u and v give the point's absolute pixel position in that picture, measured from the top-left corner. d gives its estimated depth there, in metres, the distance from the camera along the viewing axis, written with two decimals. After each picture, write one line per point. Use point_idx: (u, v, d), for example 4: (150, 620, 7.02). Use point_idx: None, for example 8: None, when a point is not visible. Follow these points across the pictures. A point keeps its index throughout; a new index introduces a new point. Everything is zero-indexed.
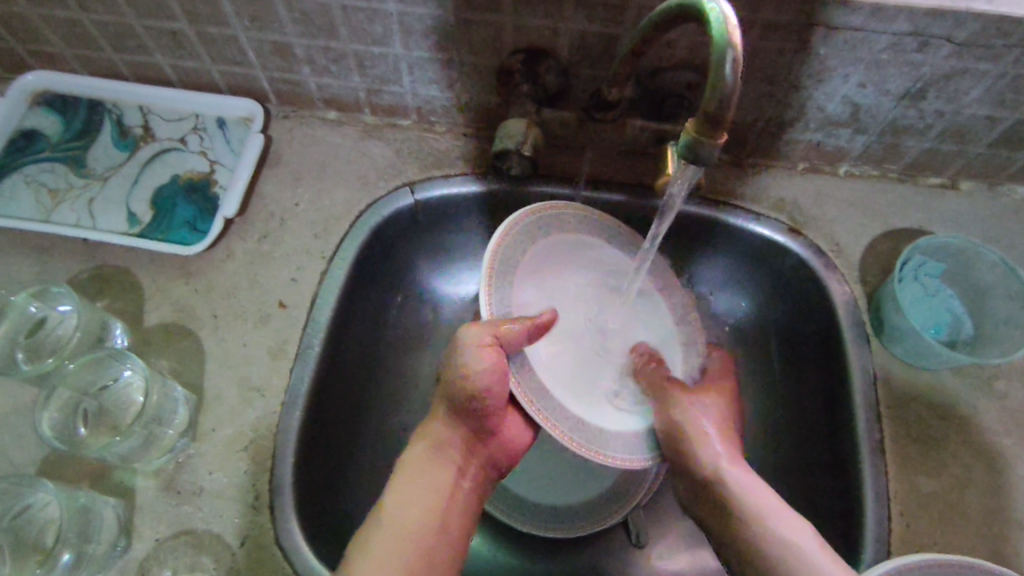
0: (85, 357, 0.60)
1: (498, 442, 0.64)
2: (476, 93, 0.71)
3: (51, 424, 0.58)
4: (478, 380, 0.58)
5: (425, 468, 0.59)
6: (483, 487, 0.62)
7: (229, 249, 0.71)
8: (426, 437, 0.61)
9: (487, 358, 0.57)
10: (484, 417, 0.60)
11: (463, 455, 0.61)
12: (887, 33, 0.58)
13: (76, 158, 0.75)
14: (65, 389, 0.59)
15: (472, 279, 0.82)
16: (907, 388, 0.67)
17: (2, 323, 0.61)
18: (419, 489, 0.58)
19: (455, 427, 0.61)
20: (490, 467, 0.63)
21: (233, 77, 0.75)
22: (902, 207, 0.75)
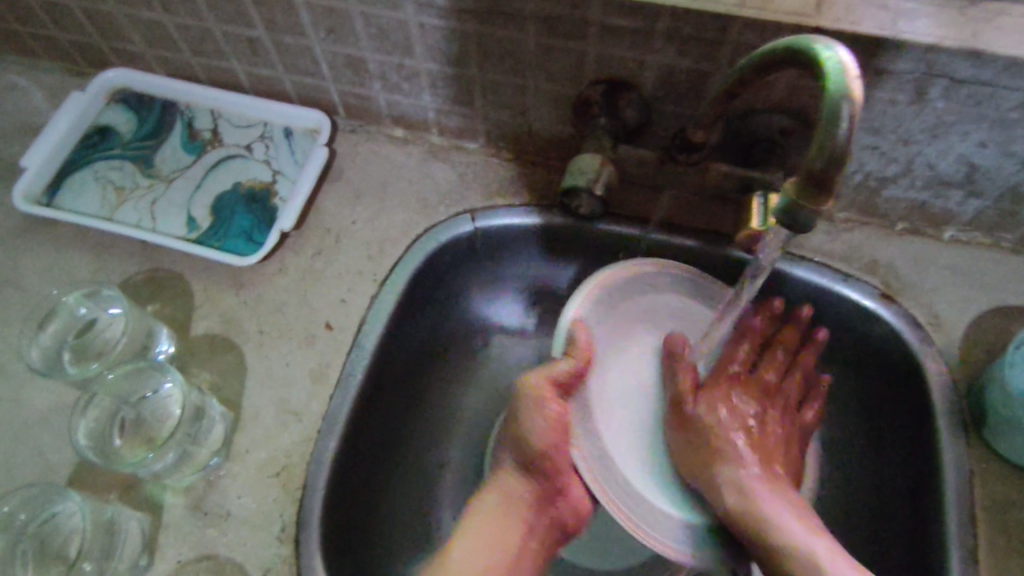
0: (126, 365, 0.60)
1: (569, 504, 0.60)
2: (550, 122, 0.67)
3: (88, 431, 0.58)
4: (548, 439, 0.57)
5: (495, 521, 0.57)
6: (548, 548, 0.59)
7: (282, 263, 0.69)
8: (498, 489, 0.59)
9: (552, 410, 0.57)
10: (553, 475, 0.58)
11: (532, 512, 0.58)
12: (1020, 90, 0.52)
13: (145, 158, 0.75)
14: (106, 396, 0.59)
15: (522, 307, 0.77)
16: (1009, 492, 0.58)
17: (55, 323, 0.63)
18: (487, 545, 0.56)
19: (527, 482, 0.59)
20: (557, 529, 0.60)
21: (304, 88, 0.73)
22: (1014, 282, 0.67)
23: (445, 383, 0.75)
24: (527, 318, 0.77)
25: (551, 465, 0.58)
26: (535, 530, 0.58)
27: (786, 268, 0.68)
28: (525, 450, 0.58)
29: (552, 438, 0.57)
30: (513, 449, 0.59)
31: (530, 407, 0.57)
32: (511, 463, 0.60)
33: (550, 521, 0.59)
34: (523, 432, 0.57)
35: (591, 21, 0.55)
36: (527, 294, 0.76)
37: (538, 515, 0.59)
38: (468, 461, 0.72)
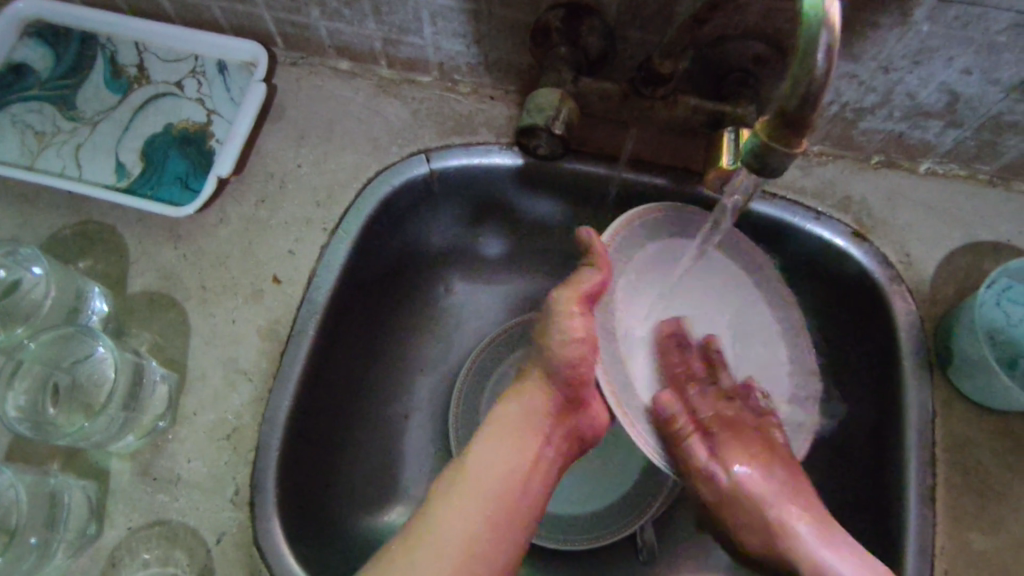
0: (53, 332, 0.55)
1: (587, 416, 0.59)
2: (506, 52, 0.62)
3: (18, 404, 0.54)
4: (575, 349, 0.55)
5: (514, 428, 0.56)
6: (567, 460, 0.59)
7: (222, 212, 0.64)
8: (519, 397, 0.58)
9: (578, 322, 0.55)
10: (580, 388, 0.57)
11: (551, 420, 0.57)
12: (1011, 11, 0.48)
13: (66, 98, 0.68)
14: (34, 364, 0.55)
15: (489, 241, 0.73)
16: (972, 429, 0.58)
17: None
18: (505, 451, 0.55)
19: (549, 392, 0.58)
20: (577, 440, 0.59)
21: (235, 16, 0.66)
22: (989, 216, 0.65)
23: (406, 334, 0.72)
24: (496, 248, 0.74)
25: (579, 378, 0.56)
26: (555, 435, 0.57)
27: (761, 208, 0.65)
28: (553, 358, 0.56)
29: (581, 348, 0.55)
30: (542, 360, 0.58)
31: (562, 320, 0.55)
32: (538, 375, 0.58)
33: (570, 433, 0.58)
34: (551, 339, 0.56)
35: None
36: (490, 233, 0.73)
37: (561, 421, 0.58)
38: (432, 413, 0.71)
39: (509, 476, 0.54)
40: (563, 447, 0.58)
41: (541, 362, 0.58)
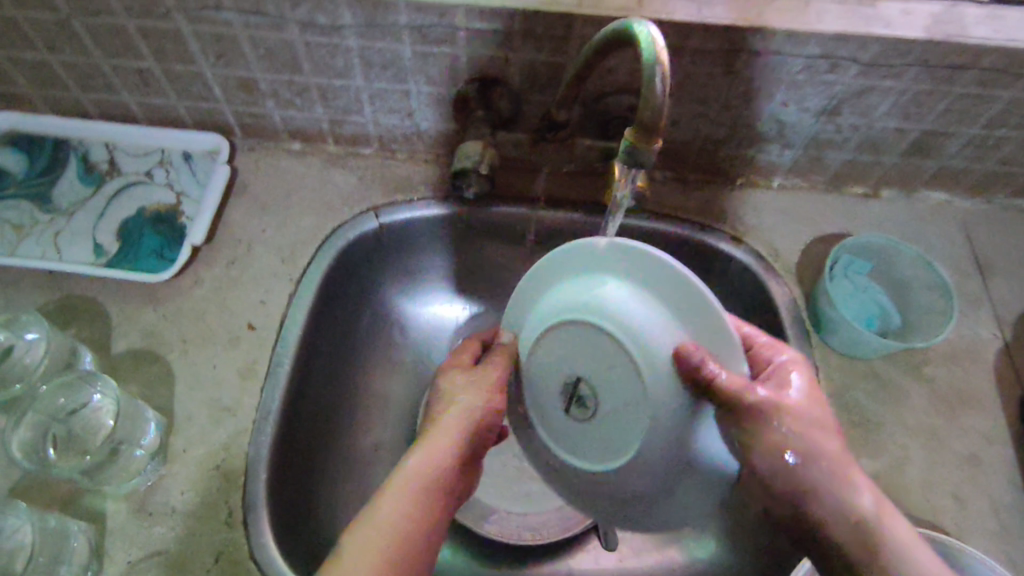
0: (56, 380, 0.61)
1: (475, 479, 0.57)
2: (435, 121, 0.76)
3: (20, 444, 0.59)
4: (483, 400, 0.57)
5: (416, 482, 0.54)
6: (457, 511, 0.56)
7: (197, 275, 0.73)
8: (426, 445, 0.55)
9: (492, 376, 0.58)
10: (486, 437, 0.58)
11: (446, 475, 0.55)
12: (801, 57, 0.65)
13: (42, 195, 0.76)
14: (36, 413, 0.60)
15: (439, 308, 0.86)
16: (847, 378, 0.72)
17: None
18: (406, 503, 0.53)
19: (457, 440, 0.56)
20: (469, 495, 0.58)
21: (199, 113, 0.77)
22: (831, 214, 0.83)
23: (369, 371, 0.81)
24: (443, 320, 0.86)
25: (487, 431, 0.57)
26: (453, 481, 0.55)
27: (652, 227, 0.79)
28: (467, 411, 0.57)
29: (491, 406, 0.57)
30: (454, 405, 0.58)
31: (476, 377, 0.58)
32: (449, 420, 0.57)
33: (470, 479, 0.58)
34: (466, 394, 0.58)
35: (458, 28, 0.64)
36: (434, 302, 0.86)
37: (467, 458, 0.56)
38: (399, 438, 0.80)
39: (401, 529, 0.52)
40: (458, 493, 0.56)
41: (459, 408, 0.57)
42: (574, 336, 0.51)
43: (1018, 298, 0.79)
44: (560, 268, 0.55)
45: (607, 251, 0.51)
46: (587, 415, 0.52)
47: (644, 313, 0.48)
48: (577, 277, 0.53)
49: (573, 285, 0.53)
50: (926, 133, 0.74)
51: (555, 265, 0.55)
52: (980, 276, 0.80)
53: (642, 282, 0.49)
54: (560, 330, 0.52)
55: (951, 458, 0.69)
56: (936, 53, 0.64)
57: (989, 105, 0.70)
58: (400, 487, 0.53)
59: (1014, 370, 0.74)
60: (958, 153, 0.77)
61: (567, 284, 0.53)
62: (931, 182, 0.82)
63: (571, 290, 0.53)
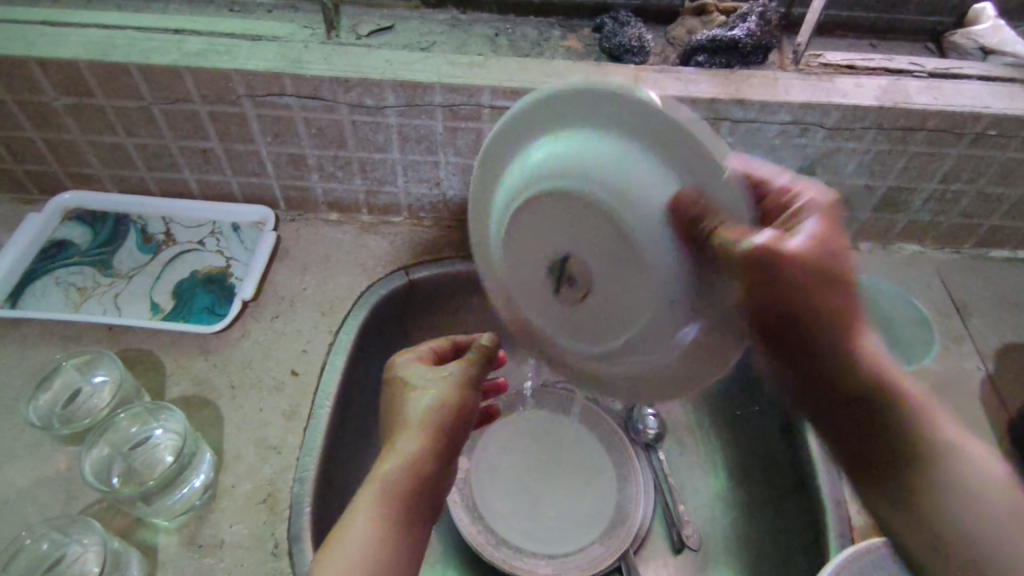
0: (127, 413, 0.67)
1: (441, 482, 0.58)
2: (460, 189, 0.86)
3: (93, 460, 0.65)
4: (436, 397, 0.60)
5: (377, 505, 0.54)
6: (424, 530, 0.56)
7: (244, 328, 0.79)
8: (391, 456, 0.57)
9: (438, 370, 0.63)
10: (452, 435, 0.59)
11: (410, 485, 0.56)
12: (775, 123, 0.77)
13: (104, 262, 0.84)
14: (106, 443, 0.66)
15: None
16: None
17: (47, 390, 0.69)
18: (375, 526, 0.53)
19: (421, 441, 0.57)
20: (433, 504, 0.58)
21: (250, 188, 0.87)
22: None
23: None
24: None
25: (450, 426, 0.59)
26: (416, 493, 0.56)
27: None
28: (419, 407, 0.60)
29: (446, 404, 0.60)
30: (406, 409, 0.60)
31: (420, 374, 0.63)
32: (406, 421, 0.59)
33: (439, 485, 0.58)
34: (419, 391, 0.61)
35: (484, 105, 0.76)
36: None
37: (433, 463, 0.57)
38: None
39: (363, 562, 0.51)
40: (424, 507, 0.57)
41: (416, 407, 0.60)
42: (555, 202, 0.53)
43: (996, 334, 0.86)
44: (538, 127, 0.53)
45: (574, 120, 0.51)
46: (576, 292, 0.57)
47: (631, 173, 0.49)
48: (567, 140, 0.51)
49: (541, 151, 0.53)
50: (891, 188, 0.85)
51: (554, 131, 0.52)
52: (958, 316, 0.88)
53: (632, 134, 0.48)
54: (548, 193, 0.52)
55: None
56: (888, 117, 0.76)
57: (942, 161, 0.81)
58: (363, 512, 0.54)
59: (1001, 398, 0.79)
60: (922, 206, 0.87)
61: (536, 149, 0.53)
62: (903, 236, 0.92)
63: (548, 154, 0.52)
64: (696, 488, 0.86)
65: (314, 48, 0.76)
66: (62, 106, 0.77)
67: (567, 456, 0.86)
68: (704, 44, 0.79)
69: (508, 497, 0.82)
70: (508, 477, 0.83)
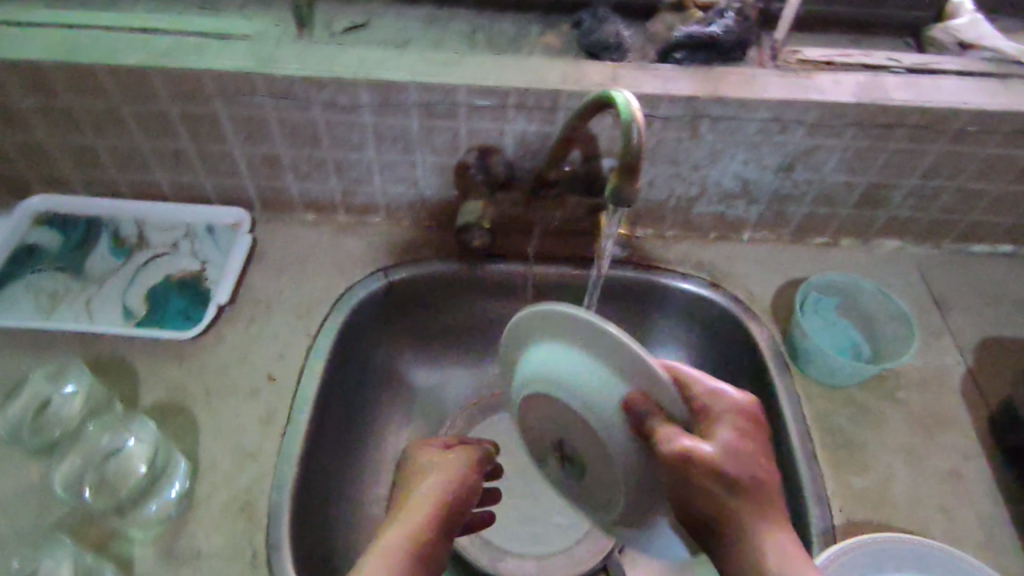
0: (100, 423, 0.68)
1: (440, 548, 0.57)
2: (438, 188, 0.85)
3: (66, 472, 0.66)
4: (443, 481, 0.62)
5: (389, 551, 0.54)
6: None
7: (219, 333, 0.78)
8: (404, 517, 0.58)
9: (449, 456, 0.65)
10: (451, 518, 0.60)
11: (419, 544, 0.56)
12: (754, 120, 0.76)
13: (75, 266, 0.83)
14: (79, 452, 0.67)
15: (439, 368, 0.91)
16: (828, 405, 0.77)
17: (21, 396, 0.70)
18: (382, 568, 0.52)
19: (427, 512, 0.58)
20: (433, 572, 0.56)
21: (224, 189, 0.86)
22: (798, 263, 0.91)
23: (377, 424, 0.85)
24: (435, 389, 0.91)
25: (453, 508, 0.60)
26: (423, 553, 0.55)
27: (627, 275, 0.87)
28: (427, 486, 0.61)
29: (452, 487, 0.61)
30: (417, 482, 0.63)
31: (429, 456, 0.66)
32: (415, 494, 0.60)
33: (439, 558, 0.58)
34: (428, 470, 0.64)
35: (460, 104, 0.74)
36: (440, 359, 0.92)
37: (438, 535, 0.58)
38: None
39: None
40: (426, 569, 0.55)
41: (426, 484, 0.61)
42: (539, 404, 0.60)
43: (975, 329, 0.86)
44: (552, 332, 0.59)
45: (584, 331, 0.55)
46: (577, 467, 0.60)
47: (603, 385, 0.54)
48: (564, 362, 0.57)
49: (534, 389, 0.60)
50: (870, 184, 0.85)
51: (522, 310, 0.61)
52: (938, 311, 0.88)
53: (608, 358, 0.54)
54: (541, 394, 0.59)
55: (933, 474, 0.73)
56: (867, 113, 0.75)
57: (921, 156, 0.81)
58: (374, 561, 0.53)
59: (979, 390, 0.80)
60: (902, 201, 0.87)
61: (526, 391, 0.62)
62: (883, 231, 0.92)
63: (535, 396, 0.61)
64: None
65: (285, 46, 0.75)
66: (28, 107, 0.75)
67: None
68: (682, 40, 0.78)
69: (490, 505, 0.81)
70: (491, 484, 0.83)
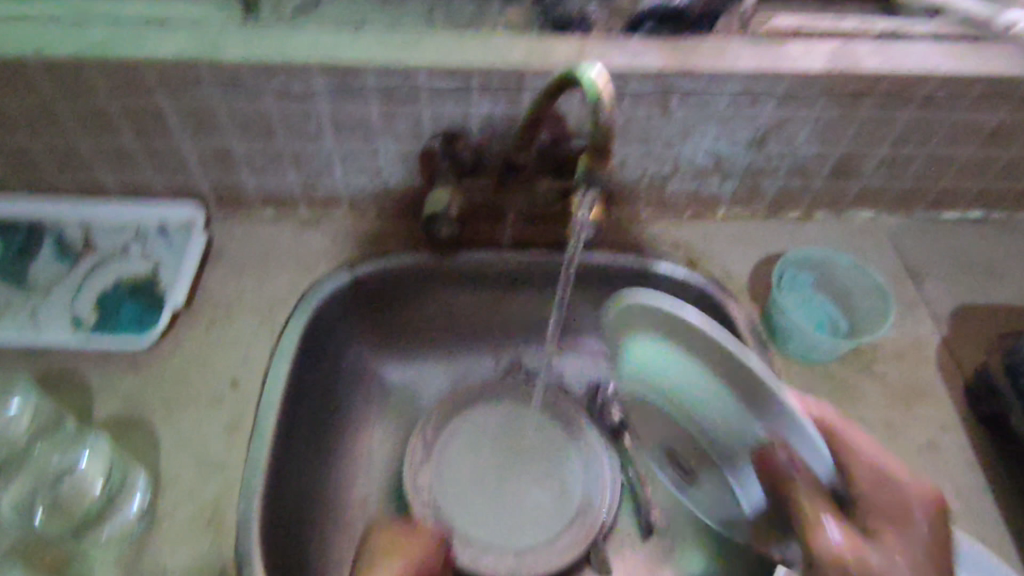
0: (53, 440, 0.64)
1: None
2: (402, 177, 0.81)
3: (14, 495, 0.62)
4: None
5: None
6: None
7: (178, 340, 0.74)
8: None
9: (408, 548, 0.66)
10: None
11: None
12: (725, 94, 0.74)
13: (17, 275, 0.77)
14: (32, 471, 0.63)
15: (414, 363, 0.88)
16: (808, 381, 0.76)
17: None
18: None
19: None
20: None
21: (175, 186, 0.81)
22: (773, 238, 0.90)
23: (350, 425, 0.81)
24: (411, 384, 0.87)
25: None
26: None
27: (600, 259, 0.85)
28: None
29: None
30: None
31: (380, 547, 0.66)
32: None
33: None
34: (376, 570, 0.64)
35: (421, 87, 0.71)
36: (415, 354, 0.89)
37: None
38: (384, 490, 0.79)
39: None
40: None
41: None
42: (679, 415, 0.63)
43: (950, 297, 0.86)
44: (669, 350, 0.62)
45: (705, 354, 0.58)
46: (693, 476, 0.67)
47: (733, 420, 0.58)
48: (693, 380, 0.60)
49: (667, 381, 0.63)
50: (843, 156, 0.83)
51: (638, 300, 0.62)
52: (913, 280, 0.87)
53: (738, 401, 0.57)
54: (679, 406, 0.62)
55: (914, 446, 0.72)
56: (838, 83, 0.74)
57: (892, 125, 0.79)
58: None
59: (954, 359, 0.79)
60: (875, 172, 0.86)
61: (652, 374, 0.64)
62: (857, 202, 0.91)
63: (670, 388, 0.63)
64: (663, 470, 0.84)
65: (230, 32, 0.70)
66: None
67: (527, 447, 0.84)
68: (649, 13, 0.75)
69: (471, 500, 0.79)
70: (471, 477, 0.80)
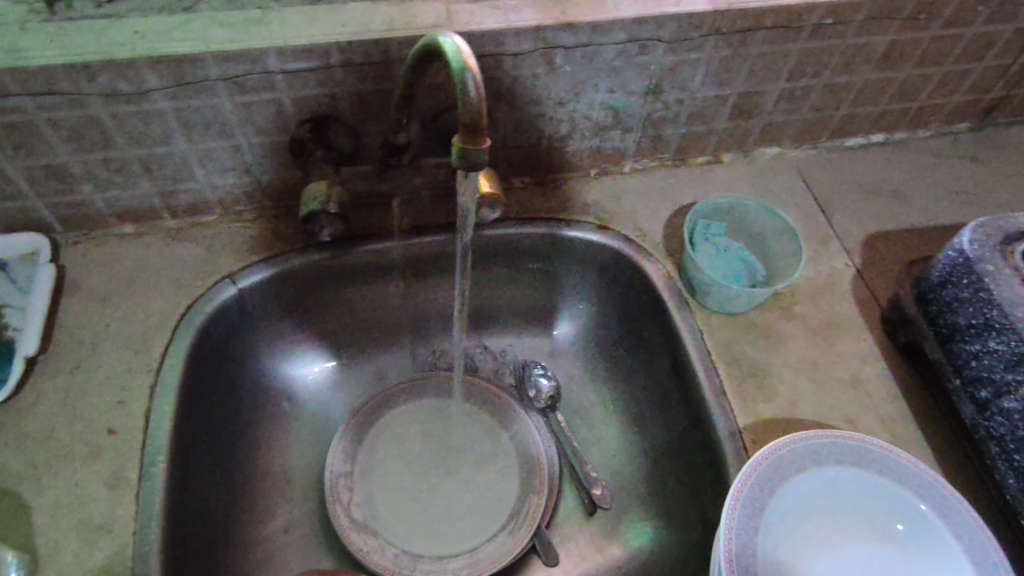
0: None
1: None
2: (274, 171, 0.73)
3: None
4: None
5: None
6: None
7: (37, 391, 0.65)
8: None
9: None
10: None
11: None
12: (611, 44, 0.69)
13: None
14: None
15: (323, 370, 0.82)
16: (731, 333, 0.74)
17: None
18: None
19: None
20: None
21: (8, 213, 0.70)
22: (682, 187, 0.86)
23: (257, 450, 0.75)
24: (323, 393, 0.81)
25: None
26: None
27: (506, 232, 0.79)
28: None
29: None
30: None
31: None
32: None
33: None
34: None
35: (273, 71, 0.62)
36: (324, 361, 0.82)
37: None
38: (305, 514, 0.73)
39: None
40: None
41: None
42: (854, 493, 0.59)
43: (861, 225, 0.84)
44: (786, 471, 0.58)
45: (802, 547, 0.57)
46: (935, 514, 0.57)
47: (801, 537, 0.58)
48: (798, 497, 0.58)
49: (842, 473, 0.59)
50: (742, 95, 0.80)
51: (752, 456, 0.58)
52: (824, 214, 0.86)
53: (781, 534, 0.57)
54: (838, 497, 0.59)
55: (839, 384, 0.71)
56: (725, 20, 0.70)
57: (786, 59, 0.76)
58: None
59: (871, 292, 0.78)
60: (775, 108, 0.83)
61: (837, 457, 0.59)
62: (762, 140, 0.88)
63: (852, 475, 0.59)
64: (600, 440, 0.81)
65: (32, 28, 0.59)
66: None
67: (459, 442, 0.79)
68: None
69: (406, 510, 0.74)
70: (403, 486, 0.75)
